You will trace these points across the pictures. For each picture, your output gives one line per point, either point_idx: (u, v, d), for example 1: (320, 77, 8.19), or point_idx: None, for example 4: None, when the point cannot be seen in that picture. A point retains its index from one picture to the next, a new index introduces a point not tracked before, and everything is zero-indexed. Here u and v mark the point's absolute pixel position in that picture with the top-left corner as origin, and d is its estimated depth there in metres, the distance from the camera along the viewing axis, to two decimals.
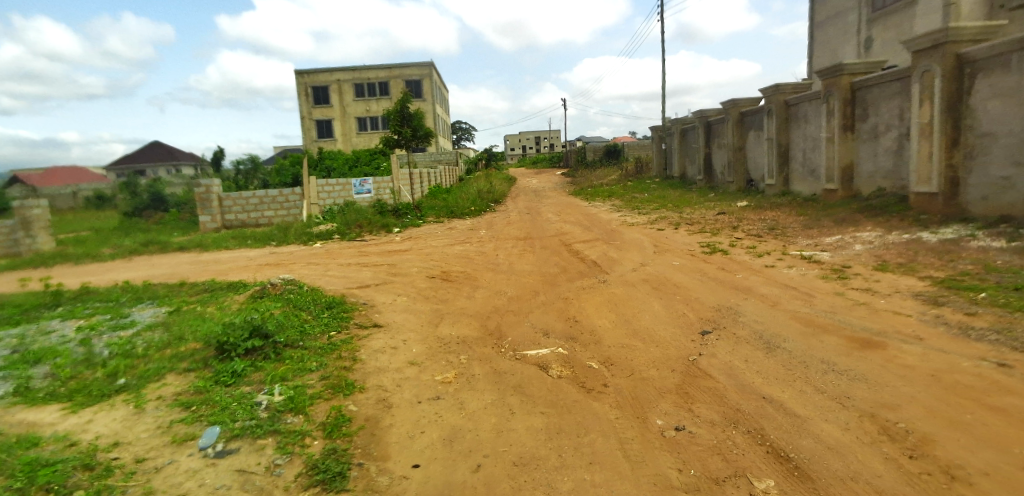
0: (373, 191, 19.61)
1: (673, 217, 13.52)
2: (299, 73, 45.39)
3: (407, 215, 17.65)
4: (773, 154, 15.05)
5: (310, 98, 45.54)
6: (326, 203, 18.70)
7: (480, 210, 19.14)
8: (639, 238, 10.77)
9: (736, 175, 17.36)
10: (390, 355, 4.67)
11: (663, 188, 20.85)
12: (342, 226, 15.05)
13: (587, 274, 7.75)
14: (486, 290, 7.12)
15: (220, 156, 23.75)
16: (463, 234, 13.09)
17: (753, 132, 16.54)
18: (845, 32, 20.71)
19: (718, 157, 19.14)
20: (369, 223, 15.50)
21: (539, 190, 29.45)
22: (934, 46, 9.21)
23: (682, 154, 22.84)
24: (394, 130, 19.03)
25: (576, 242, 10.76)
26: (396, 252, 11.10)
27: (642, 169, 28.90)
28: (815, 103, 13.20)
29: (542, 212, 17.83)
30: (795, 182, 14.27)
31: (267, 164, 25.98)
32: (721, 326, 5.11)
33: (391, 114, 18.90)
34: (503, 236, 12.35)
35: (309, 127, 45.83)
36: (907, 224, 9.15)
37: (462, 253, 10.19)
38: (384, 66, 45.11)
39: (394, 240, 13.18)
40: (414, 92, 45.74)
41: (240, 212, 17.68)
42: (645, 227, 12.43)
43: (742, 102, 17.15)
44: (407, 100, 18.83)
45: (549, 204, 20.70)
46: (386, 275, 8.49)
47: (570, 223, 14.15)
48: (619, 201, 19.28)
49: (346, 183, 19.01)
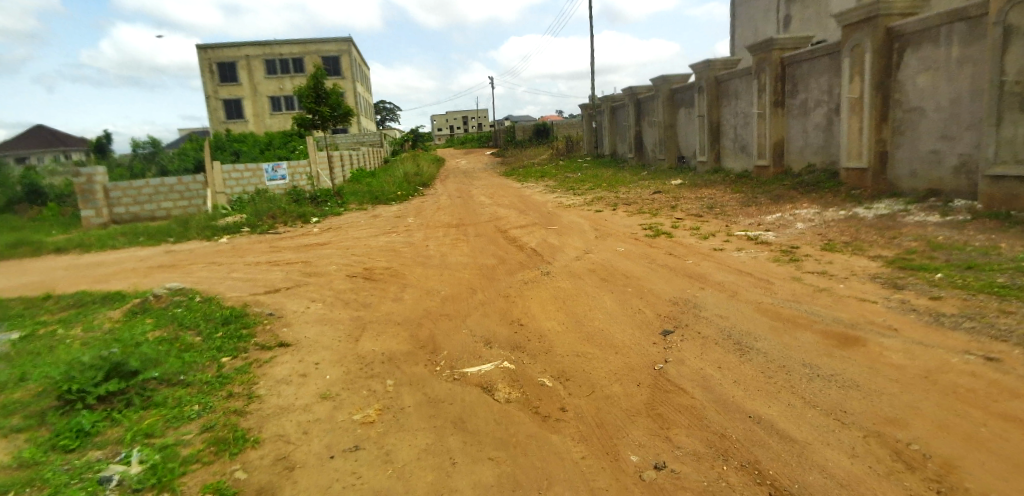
0: (288, 177, 17.95)
1: (609, 197, 13.11)
2: (202, 49, 41.77)
3: (327, 203, 16.29)
4: (704, 131, 14.94)
5: (215, 76, 41.94)
6: (235, 191, 16.81)
7: (407, 195, 18.00)
8: (579, 222, 10.19)
9: (667, 152, 17.23)
10: (297, 388, 3.78)
11: (595, 167, 20.51)
12: (252, 217, 13.55)
13: (527, 266, 7.04)
14: (416, 290, 6.25)
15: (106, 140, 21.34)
16: (389, 223, 12.05)
17: (684, 109, 16.39)
18: (766, 9, 21.03)
19: (649, 135, 18.99)
20: (284, 212, 14.07)
21: (469, 171, 28.47)
22: (866, 19, 9.11)
23: (613, 132, 22.59)
24: (308, 109, 17.39)
25: (513, 228, 10.05)
26: (313, 246, 9.96)
27: (573, 148, 28.53)
28: (746, 79, 13.09)
29: (474, 195, 16.97)
30: (726, 158, 14.22)
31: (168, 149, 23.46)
32: (684, 325, 4.58)
33: (303, 92, 17.14)
34: (434, 223, 11.44)
35: (216, 107, 42.30)
36: (842, 200, 9.12)
37: (388, 245, 9.21)
38: (298, 41, 42.06)
39: (312, 231, 11.93)
40: (332, 70, 43.05)
41: (132, 204, 15.62)
42: (582, 209, 11.91)
43: (673, 78, 16.93)
44: (321, 75, 17.15)
45: (480, 186, 19.87)
46: (300, 276, 7.41)
47: (504, 207, 13.42)
48: (553, 181, 18.75)
49: (256, 169, 17.13)
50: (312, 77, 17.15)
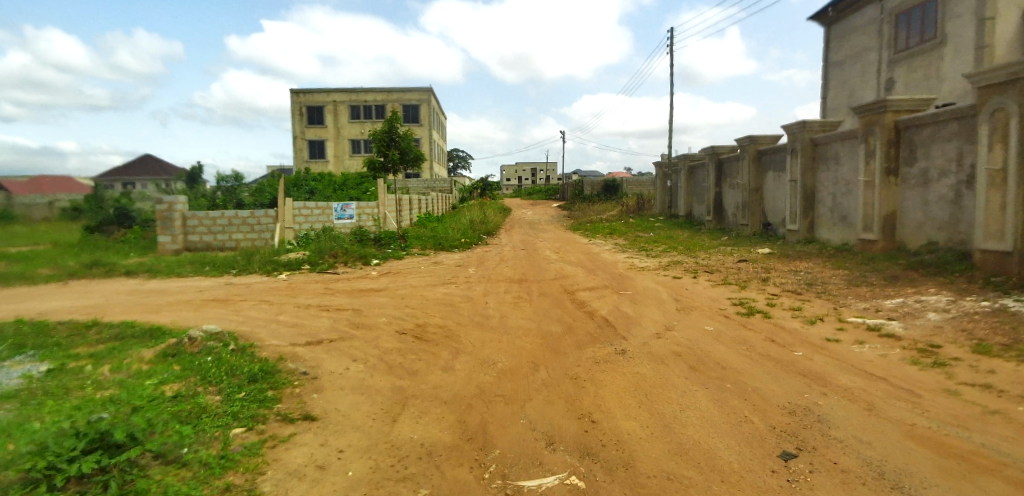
0: (356, 217, 18.00)
1: (687, 262, 11.98)
2: (295, 92, 44.54)
3: (389, 245, 16.07)
4: (796, 196, 13.62)
5: (304, 117, 44.49)
6: (303, 228, 16.94)
7: (470, 243, 17.54)
8: (655, 289, 9.16)
9: (751, 218, 15.92)
10: (309, 488, 2.98)
11: (668, 228, 19.38)
12: (314, 255, 13.38)
13: (598, 340, 6.09)
14: (469, 359, 5.44)
15: (197, 171, 22.46)
16: (449, 272, 11.46)
17: (772, 172, 15.14)
18: (865, 73, 19.70)
19: (730, 198, 17.77)
20: (345, 252, 13.84)
21: (535, 223, 27.98)
22: (1011, 80, 7.85)
23: (689, 193, 21.46)
24: (380, 152, 17.52)
25: (580, 291, 9.16)
26: (368, 292, 9.45)
27: (644, 206, 27.50)
28: (850, 142, 11.80)
29: (539, 249, 16.26)
30: (822, 229, 12.82)
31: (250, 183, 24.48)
32: (810, 448, 3.46)
33: (377, 135, 17.30)
34: (495, 277, 10.74)
35: (301, 146, 44.64)
36: (981, 289, 7.63)
37: (445, 298, 8.53)
38: (382, 89, 44.12)
39: (371, 275, 11.51)
40: (411, 117, 44.68)
41: (205, 233, 15.97)
42: (657, 274, 10.87)
43: (761, 139, 15.79)
44: (396, 120, 17.29)
45: (546, 240, 19.17)
46: (346, 327, 6.80)
47: (571, 264, 12.55)
48: (623, 239, 17.80)
49: (326, 206, 17.35)
50: (387, 121, 17.31)
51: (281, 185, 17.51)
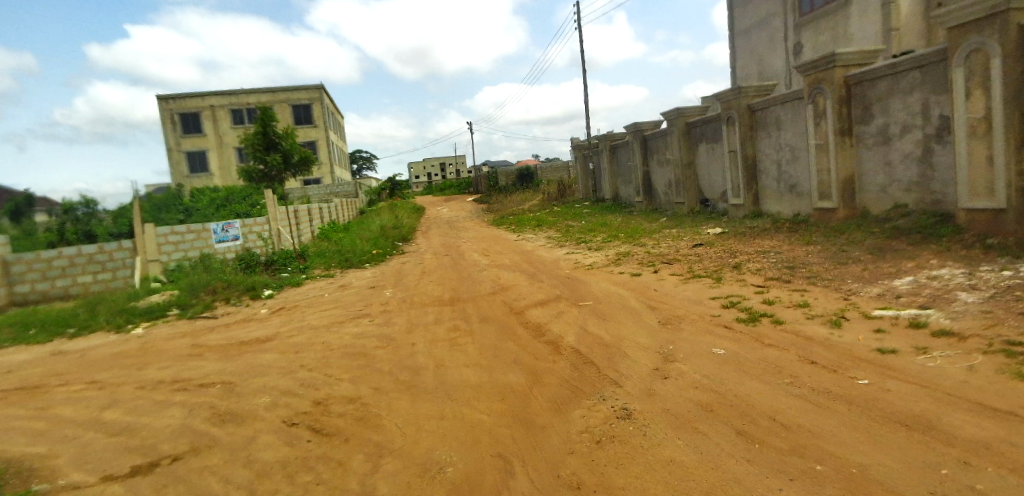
0: (242, 237, 15.02)
1: (638, 253, 10.50)
2: (163, 99, 39.23)
3: (284, 269, 13.42)
4: (737, 168, 12.60)
5: (178, 127, 39.33)
6: (172, 258, 13.83)
7: (384, 254, 15.13)
8: (619, 295, 7.51)
9: (687, 195, 14.88)
10: None
11: (599, 214, 18.08)
12: (184, 295, 10.54)
13: (582, 394, 4.31)
14: (399, 470, 3.42)
15: None
16: (360, 299, 9.19)
17: (705, 144, 14.09)
18: (772, 39, 19.30)
19: (660, 175, 16.70)
20: (227, 286, 11.08)
21: (453, 221, 25.90)
22: (990, 15, 6.84)
23: (614, 174, 20.29)
24: (257, 160, 14.63)
25: (531, 308, 7.29)
26: (252, 344, 7.03)
27: (565, 192, 26.16)
28: (794, 105, 10.81)
29: (464, 252, 14.26)
30: (768, 200, 11.87)
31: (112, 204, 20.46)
32: None
33: (249, 138, 14.36)
34: (420, 299, 8.64)
35: (177, 160, 39.49)
36: (987, 254, 6.58)
37: (355, 343, 6.34)
38: (265, 90, 39.85)
39: (260, 314, 8.99)
40: (303, 119, 40.84)
41: (38, 279, 12.41)
42: (611, 271, 9.26)
43: (689, 111, 14.70)
44: (269, 118, 14.40)
45: (469, 240, 17.16)
46: (205, 422, 4.49)
47: (508, 270, 10.67)
48: (555, 232, 16.22)
49: (201, 229, 14.19)
50: (259, 120, 14.37)
51: (137, 207, 14.20)
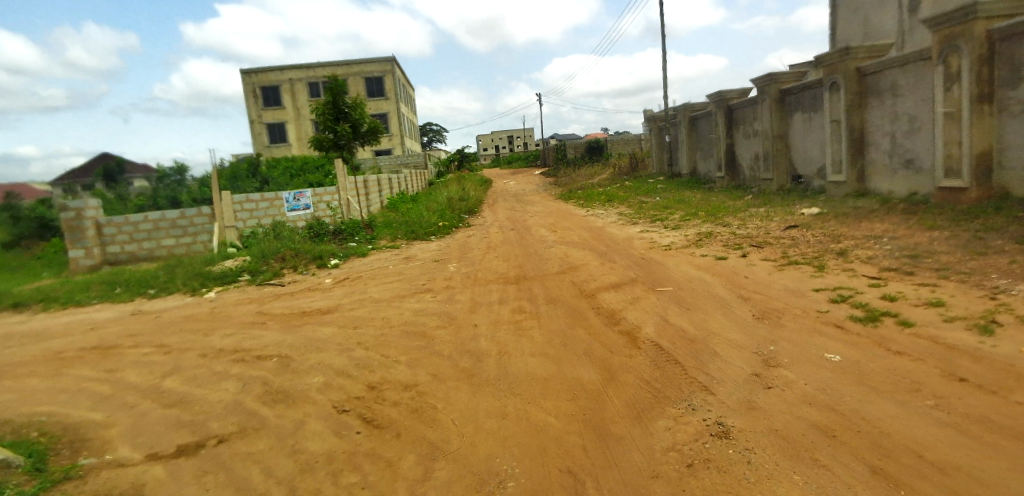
0: (312, 206, 15.19)
1: (722, 234, 9.56)
2: (246, 72, 40.80)
3: (352, 238, 13.45)
4: (838, 141, 11.23)
5: (259, 99, 40.87)
6: (247, 225, 14.18)
7: (450, 225, 14.88)
8: (704, 282, 6.74)
9: (776, 171, 13.56)
10: None
11: (675, 190, 16.97)
12: (255, 261, 10.68)
13: (666, 401, 3.71)
14: (454, 478, 2.98)
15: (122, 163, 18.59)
16: (423, 273, 8.88)
17: (801, 114, 12.66)
18: None
19: (745, 149, 15.35)
20: (296, 254, 11.14)
21: (520, 194, 25.40)
22: None
23: (692, 148, 18.98)
24: (327, 129, 14.59)
25: (603, 292, 6.68)
26: (313, 316, 6.86)
27: (638, 166, 24.94)
28: (916, 68, 9.31)
29: (531, 227, 13.74)
30: (876, 178, 10.51)
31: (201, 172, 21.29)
32: None
33: (319, 107, 14.33)
34: (485, 275, 8.23)
35: (259, 130, 41.15)
36: None
37: (415, 321, 6.00)
38: (339, 62, 40.55)
39: (325, 285, 8.88)
40: (375, 90, 41.31)
41: (127, 241, 13.12)
42: (693, 254, 8.44)
43: (783, 76, 13.23)
44: (339, 87, 14.31)
45: (536, 214, 16.59)
46: (256, 401, 4.26)
47: (577, 247, 10.03)
48: (627, 208, 15.34)
49: (274, 197, 14.44)
50: (329, 89, 14.31)
51: (215, 173, 14.61)
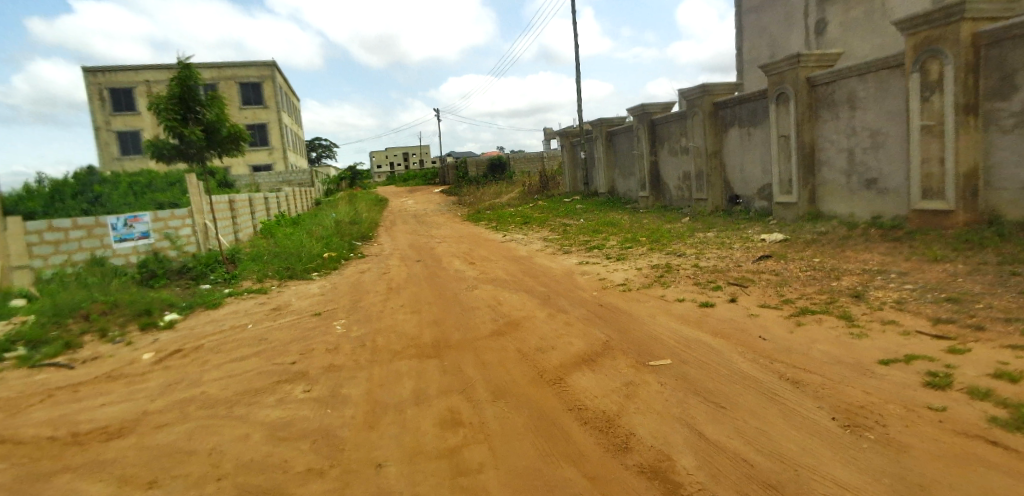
0: (152, 236, 11.57)
1: (685, 269, 7.82)
2: (88, 72, 34.44)
3: (204, 279, 10.19)
4: (787, 157, 10.09)
5: (106, 104, 34.67)
6: (49, 264, 10.12)
7: (339, 257, 12.05)
8: (707, 348, 4.74)
9: (711, 190, 12.37)
10: None
11: (597, 211, 15.43)
12: (39, 324, 7.23)
13: None
14: None
15: None
16: (297, 339, 6.15)
17: (737, 129, 11.56)
18: (788, 16, 16.87)
19: (672, 166, 14.15)
20: (109, 309, 7.81)
21: (421, 215, 22.83)
22: None
23: (609, 165, 17.67)
24: (168, 131, 10.92)
25: (573, 372, 4.47)
26: (89, 443, 3.96)
27: (547, 184, 23.39)
28: (881, 75, 8.32)
29: (442, 257, 11.34)
30: (833, 197, 9.42)
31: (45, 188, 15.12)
32: None
33: (159, 102, 10.73)
34: (389, 342, 5.73)
35: (106, 142, 34.86)
36: None
37: (267, 462, 3.37)
38: (208, 65, 35.45)
39: (140, 366, 5.83)
40: (252, 99, 36.71)
41: None
42: (663, 299, 6.54)
43: (717, 88, 12.06)
44: (190, 79, 10.87)
45: (443, 240, 14.19)
46: None
47: (506, 289, 7.81)
48: (549, 231, 13.46)
49: (94, 224, 10.68)
50: (174, 79, 10.79)
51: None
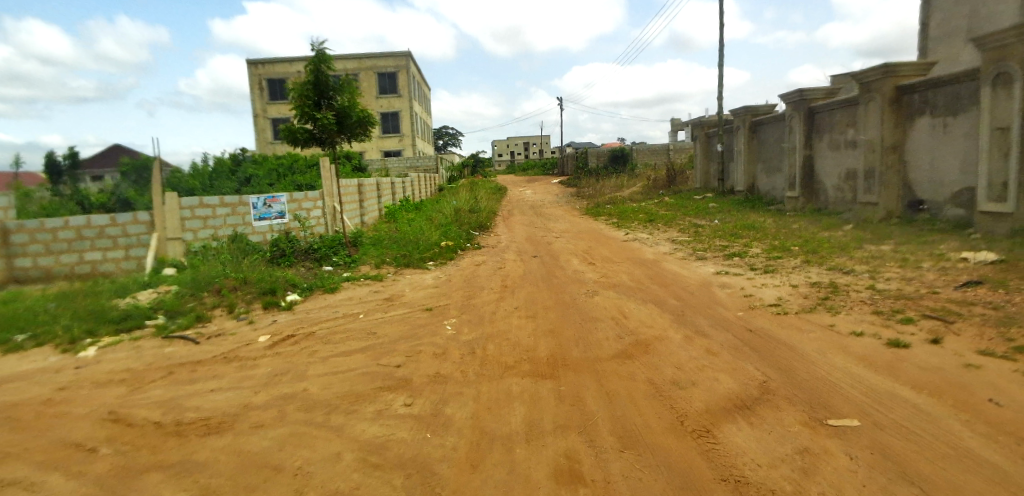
0: (286, 215, 12.11)
1: (857, 291, 6.40)
2: (251, 63, 38.19)
3: (328, 262, 10.42)
4: (1002, 156, 8.03)
5: (264, 92, 38.27)
6: (198, 238, 10.93)
7: (456, 247, 11.82)
8: (915, 414, 3.54)
9: (885, 193, 10.40)
10: None
11: (734, 212, 13.82)
12: (178, 296, 7.62)
13: None
14: None
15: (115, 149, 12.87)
16: (404, 336, 5.77)
17: (930, 118, 9.56)
18: None
19: (832, 163, 12.23)
20: (240, 286, 8.07)
21: (540, 207, 22.34)
22: None
23: (751, 159, 15.85)
24: (303, 115, 11.29)
25: (725, 424, 3.53)
26: (188, 435, 3.76)
27: (675, 179, 21.72)
28: None
29: (561, 254, 10.66)
30: None
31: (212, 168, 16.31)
32: None
33: (296, 88, 11.19)
34: (501, 351, 5.14)
35: (263, 127, 38.53)
36: None
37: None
38: (350, 56, 37.75)
39: (255, 350, 5.76)
40: (387, 87, 38.54)
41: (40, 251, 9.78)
42: (834, 328, 5.28)
43: (903, 70, 10.07)
44: (325, 64, 11.15)
45: (562, 235, 13.49)
46: None
47: (632, 297, 6.91)
48: (679, 232, 12.20)
49: (237, 202, 11.35)
50: (310, 65, 11.13)
51: (157, 159, 11.18)
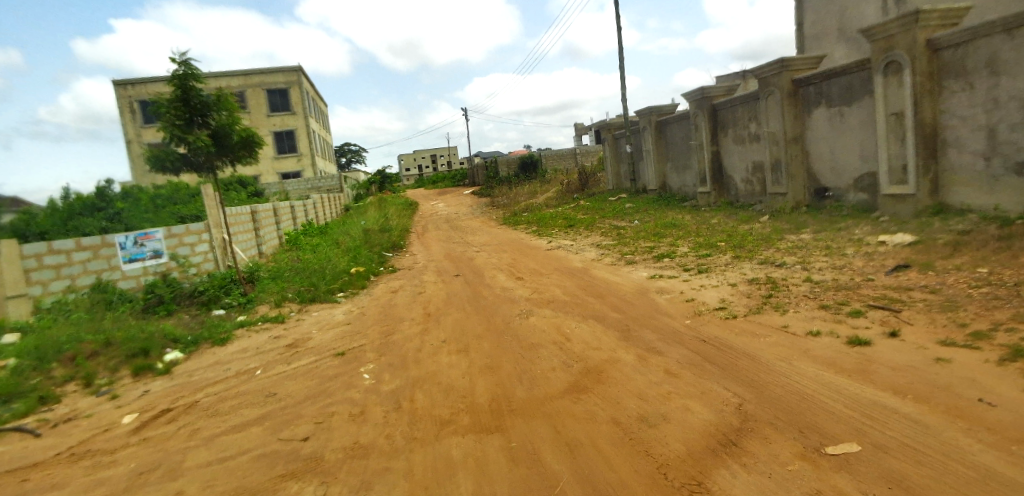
0: (164, 255, 10.41)
1: (795, 285, 6.19)
2: (119, 84, 34.28)
3: (218, 305, 8.99)
4: (899, 140, 8.32)
5: (137, 116, 34.47)
6: (50, 292, 9.00)
7: (368, 273, 10.75)
8: (915, 428, 3.14)
9: (793, 182, 10.63)
10: None
11: (651, 210, 13.80)
12: (14, 372, 6.01)
13: None
14: None
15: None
16: (312, 394, 4.76)
17: (826, 108, 9.82)
18: None
19: (738, 157, 12.45)
20: (102, 349, 6.57)
21: (454, 219, 21.52)
22: None
23: (660, 157, 16.02)
24: (171, 137, 9.70)
25: (715, 469, 2.94)
26: None
27: (587, 182, 21.73)
28: None
29: (484, 270, 9.92)
30: (965, 187, 7.60)
31: (73, 203, 13.94)
32: None
33: (161, 105, 9.52)
34: (431, 402, 4.29)
35: (138, 154, 34.67)
36: None
37: None
38: (235, 73, 34.93)
39: (116, 437, 4.47)
40: (279, 104, 36.07)
41: None
42: (787, 331, 4.95)
43: (797, 63, 10.30)
44: (194, 77, 9.68)
45: (482, 248, 12.78)
46: None
47: (570, 315, 6.30)
48: (602, 235, 11.89)
49: (100, 243, 9.49)
50: (176, 78, 9.61)
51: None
